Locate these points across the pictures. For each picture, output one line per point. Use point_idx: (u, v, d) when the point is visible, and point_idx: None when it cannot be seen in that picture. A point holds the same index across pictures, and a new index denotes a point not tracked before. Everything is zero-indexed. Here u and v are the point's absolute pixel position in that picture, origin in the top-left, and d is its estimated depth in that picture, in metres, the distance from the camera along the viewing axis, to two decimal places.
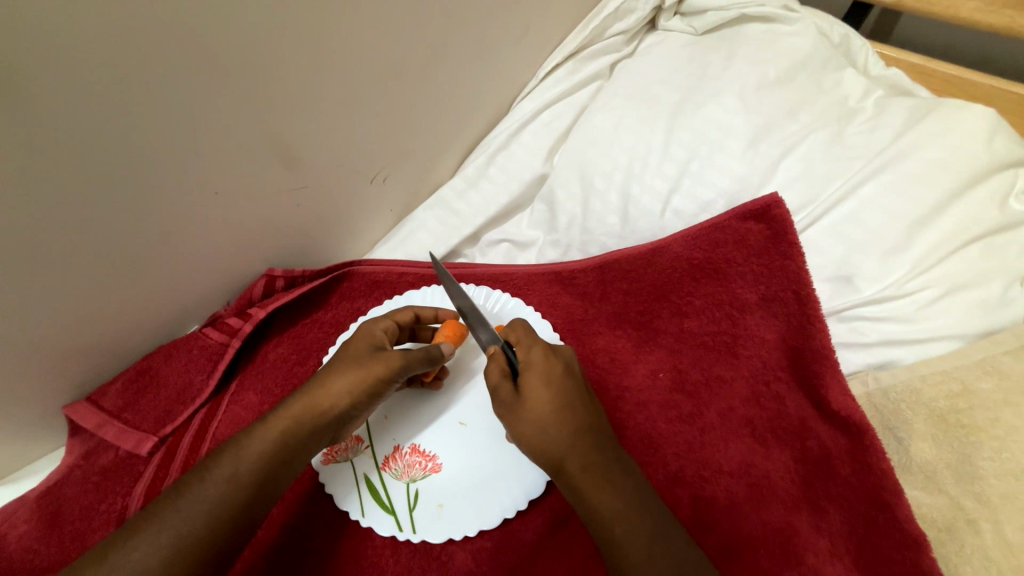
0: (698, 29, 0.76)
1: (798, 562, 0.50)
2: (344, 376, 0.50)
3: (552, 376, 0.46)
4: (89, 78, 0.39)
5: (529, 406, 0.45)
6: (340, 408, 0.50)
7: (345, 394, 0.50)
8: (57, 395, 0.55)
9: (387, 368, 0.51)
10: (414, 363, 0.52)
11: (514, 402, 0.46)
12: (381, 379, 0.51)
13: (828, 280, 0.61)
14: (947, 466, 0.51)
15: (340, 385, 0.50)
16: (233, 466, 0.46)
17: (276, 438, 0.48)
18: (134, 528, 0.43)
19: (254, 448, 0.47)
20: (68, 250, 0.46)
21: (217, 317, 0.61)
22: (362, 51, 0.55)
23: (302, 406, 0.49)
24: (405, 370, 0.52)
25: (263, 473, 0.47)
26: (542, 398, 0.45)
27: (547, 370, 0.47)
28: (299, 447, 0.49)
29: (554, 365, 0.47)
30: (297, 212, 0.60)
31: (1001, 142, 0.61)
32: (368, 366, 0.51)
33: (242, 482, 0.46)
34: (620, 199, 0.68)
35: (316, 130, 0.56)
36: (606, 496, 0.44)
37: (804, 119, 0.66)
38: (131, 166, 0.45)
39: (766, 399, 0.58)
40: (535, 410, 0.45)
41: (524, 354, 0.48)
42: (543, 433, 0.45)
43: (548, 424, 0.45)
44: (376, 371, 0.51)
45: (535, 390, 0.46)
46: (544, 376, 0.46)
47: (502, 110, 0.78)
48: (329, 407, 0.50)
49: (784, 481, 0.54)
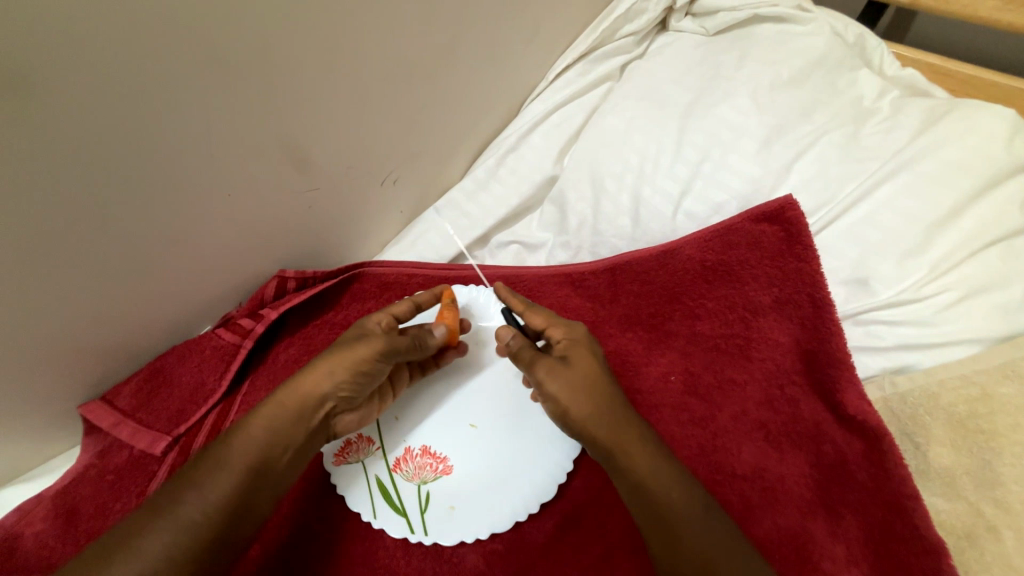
0: (709, 30, 0.75)
1: (814, 568, 0.50)
2: (327, 359, 0.51)
3: (594, 352, 0.50)
4: (105, 78, 0.39)
5: (578, 372, 0.48)
6: (326, 391, 0.51)
7: (330, 376, 0.50)
8: (71, 394, 0.55)
9: (372, 350, 0.51)
10: (401, 348, 0.53)
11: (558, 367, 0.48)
12: (367, 361, 0.51)
13: (843, 283, 0.60)
14: (966, 472, 0.50)
15: (324, 367, 0.51)
16: (221, 455, 0.46)
17: (261, 424, 0.48)
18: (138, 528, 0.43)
19: (241, 430, 0.48)
20: (84, 250, 0.46)
21: (229, 318, 0.61)
22: (375, 53, 0.55)
23: (288, 389, 0.50)
24: (392, 351, 0.52)
25: (253, 457, 0.47)
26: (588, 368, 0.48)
27: (589, 345, 0.51)
28: (286, 434, 0.49)
29: (595, 343, 0.51)
30: (309, 214, 0.61)
31: (1021, 142, 0.60)
32: (352, 350, 0.51)
33: (234, 469, 0.46)
34: (631, 201, 0.68)
35: (328, 132, 0.56)
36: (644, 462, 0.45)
37: (818, 120, 0.65)
38: (146, 166, 0.45)
39: (780, 403, 0.57)
40: (585, 375, 0.48)
41: (563, 331, 0.52)
42: (593, 396, 0.47)
43: (597, 388, 0.47)
44: (360, 354, 0.51)
45: (581, 358, 0.49)
46: (588, 350, 0.50)
47: (513, 111, 0.78)
48: (314, 390, 0.50)
49: (799, 486, 0.53)
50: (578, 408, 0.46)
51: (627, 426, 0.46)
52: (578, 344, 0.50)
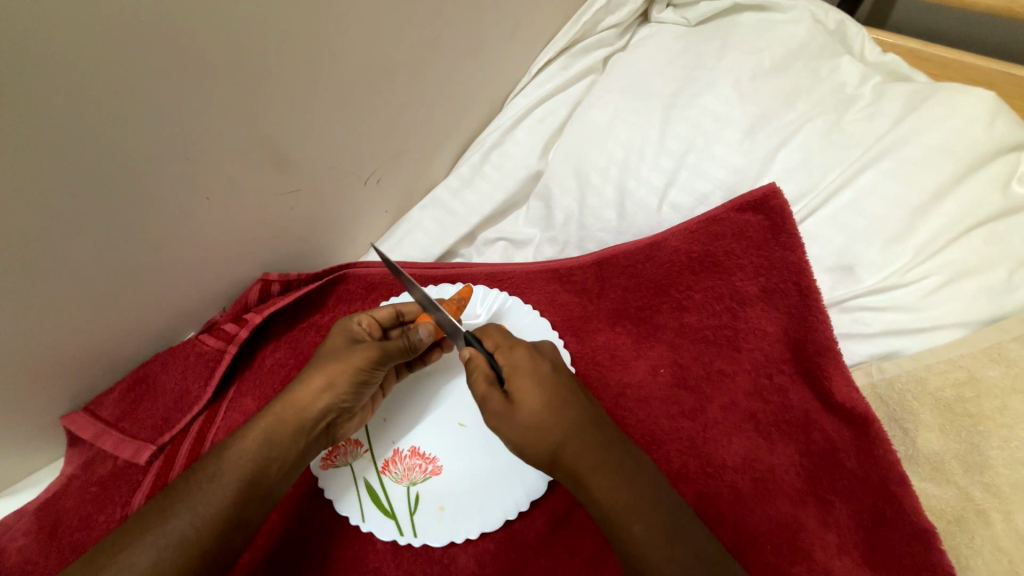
0: (691, 21, 0.75)
1: (805, 557, 0.50)
2: (322, 370, 0.51)
3: (539, 375, 0.46)
4: (74, 87, 0.39)
5: (523, 408, 0.45)
6: (325, 402, 0.51)
7: (327, 388, 0.51)
8: (53, 405, 0.54)
9: (366, 359, 0.52)
10: (392, 353, 0.54)
11: (508, 409, 0.45)
12: (361, 370, 0.52)
13: (828, 271, 0.60)
14: (956, 456, 0.50)
15: (320, 380, 0.51)
16: (217, 468, 0.46)
17: (258, 436, 0.48)
18: (119, 543, 0.42)
19: (238, 446, 0.47)
20: (61, 262, 0.46)
21: (213, 323, 0.60)
22: (352, 53, 0.55)
23: (284, 404, 0.50)
24: (385, 360, 0.53)
25: (251, 472, 0.47)
26: (532, 399, 0.45)
27: (533, 369, 0.46)
28: (285, 444, 0.49)
29: (540, 363, 0.47)
30: (291, 216, 0.60)
31: (1002, 125, 0.60)
32: (347, 358, 0.52)
33: (228, 478, 0.46)
34: (616, 194, 0.68)
35: (307, 133, 0.55)
36: (614, 495, 0.43)
37: (801, 108, 0.65)
38: (120, 175, 0.45)
39: (769, 392, 0.57)
40: (531, 407, 0.45)
41: (505, 358, 0.48)
42: (540, 432, 0.44)
43: (543, 420, 0.44)
44: (354, 362, 0.51)
45: (524, 390, 0.45)
46: (531, 375, 0.46)
47: (495, 107, 0.78)
48: (312, 403, 0.50)
49: (790, 475, 0.53)
50: (529, 447, 0.45)
51: (587, 452, 0.44)
52: (519, 371, 0.46)
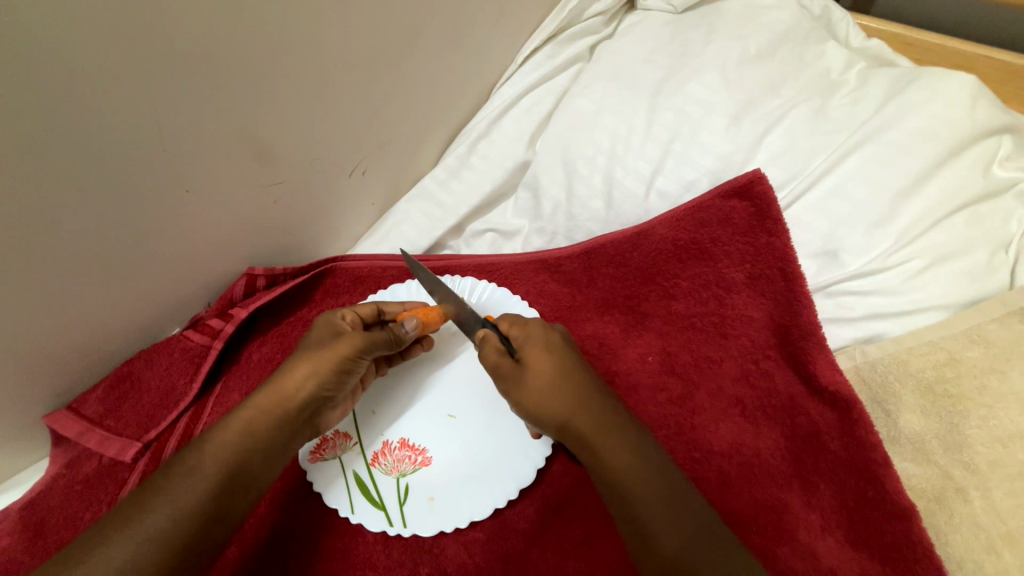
0: (678, 7, 0.74)
1: (790, 538, 0.50)
2: (307, 359, 0.51)
3: (551, 343, 0.49)
4: (47, 84, 0.38)
5: (536, 371, 0.47)
6: (309, 392, 0.50)
7: (311, 376, 0.50)
8: (36, 403, 0.54)
9: (350, 348, 0.52)
10: (377, 344, 0.53)
11: (518, 375, 0.47)
12: (346, 360, 0.52)
13: (814, 256, 0.60)
14: (935, 436, 0.51)
15: (304, 369, 0.50)
16: (197, 459, 0.46)
17: (239, 426, 0.48)
18: (98, 541, 0.42)
19: (220, 436, 0.47)
20: (40, 262, 0.45)
21: (198, 319, 0.60)
22: (334, 44, 0.54)
23: (267, 394, 0.50)
24: (370, 350, 0.53)
25: (231, 463, 0.46)
26: (544, 364, 0.47)
27: (545, 338, 0.49)
28: (269, 434, 0.49)
29: (551, 334, 0.50)
30: (276, 210, 0.59)
31: (984, 107, 0.60)
32: (331, 348, 0.52)
33: (208, 470, 0.45)
34: (603, 182, 0.67)
35: (290, 125, 0.54)
36: (615, 466, 0.44)
37: (787, 94, 0.65)
38: (98, 173, 0.44)
39: (755, 377, 0.58)
40: (547, 373, 0.46)
41: (518, 330, 0.50)
42: (558, 390, 0.46)
43: (558, 379, 0.46)
44: (338, 351, 0.51)
45: (538, 356, 0.47)
46: (542, 343, 0.48)
47: (481, 98, 0.77)
48: (295, 392, 0.50)
49: (775, 458, 0.54)
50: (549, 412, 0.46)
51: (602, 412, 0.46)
52: (532, 341, 0.49)
